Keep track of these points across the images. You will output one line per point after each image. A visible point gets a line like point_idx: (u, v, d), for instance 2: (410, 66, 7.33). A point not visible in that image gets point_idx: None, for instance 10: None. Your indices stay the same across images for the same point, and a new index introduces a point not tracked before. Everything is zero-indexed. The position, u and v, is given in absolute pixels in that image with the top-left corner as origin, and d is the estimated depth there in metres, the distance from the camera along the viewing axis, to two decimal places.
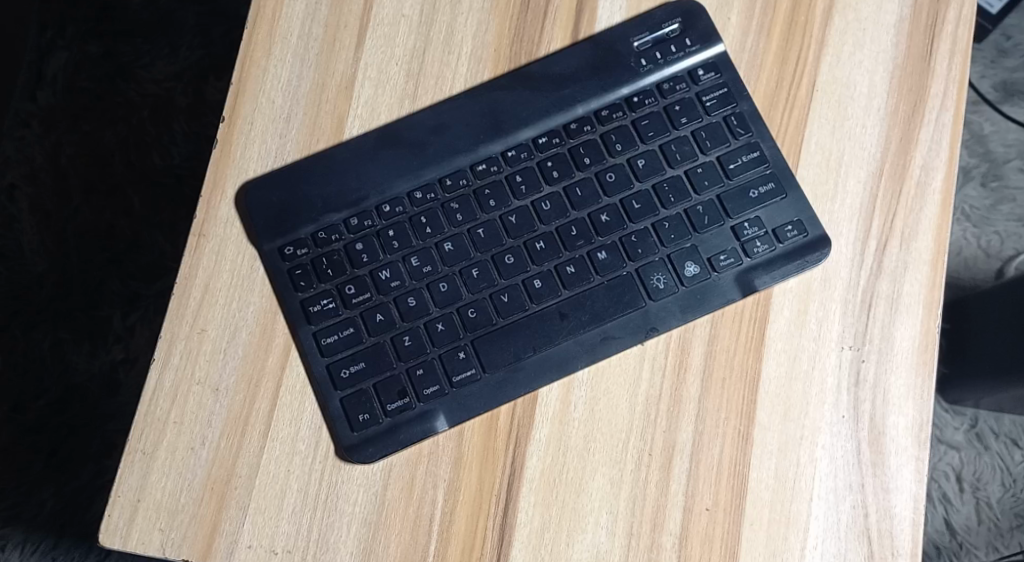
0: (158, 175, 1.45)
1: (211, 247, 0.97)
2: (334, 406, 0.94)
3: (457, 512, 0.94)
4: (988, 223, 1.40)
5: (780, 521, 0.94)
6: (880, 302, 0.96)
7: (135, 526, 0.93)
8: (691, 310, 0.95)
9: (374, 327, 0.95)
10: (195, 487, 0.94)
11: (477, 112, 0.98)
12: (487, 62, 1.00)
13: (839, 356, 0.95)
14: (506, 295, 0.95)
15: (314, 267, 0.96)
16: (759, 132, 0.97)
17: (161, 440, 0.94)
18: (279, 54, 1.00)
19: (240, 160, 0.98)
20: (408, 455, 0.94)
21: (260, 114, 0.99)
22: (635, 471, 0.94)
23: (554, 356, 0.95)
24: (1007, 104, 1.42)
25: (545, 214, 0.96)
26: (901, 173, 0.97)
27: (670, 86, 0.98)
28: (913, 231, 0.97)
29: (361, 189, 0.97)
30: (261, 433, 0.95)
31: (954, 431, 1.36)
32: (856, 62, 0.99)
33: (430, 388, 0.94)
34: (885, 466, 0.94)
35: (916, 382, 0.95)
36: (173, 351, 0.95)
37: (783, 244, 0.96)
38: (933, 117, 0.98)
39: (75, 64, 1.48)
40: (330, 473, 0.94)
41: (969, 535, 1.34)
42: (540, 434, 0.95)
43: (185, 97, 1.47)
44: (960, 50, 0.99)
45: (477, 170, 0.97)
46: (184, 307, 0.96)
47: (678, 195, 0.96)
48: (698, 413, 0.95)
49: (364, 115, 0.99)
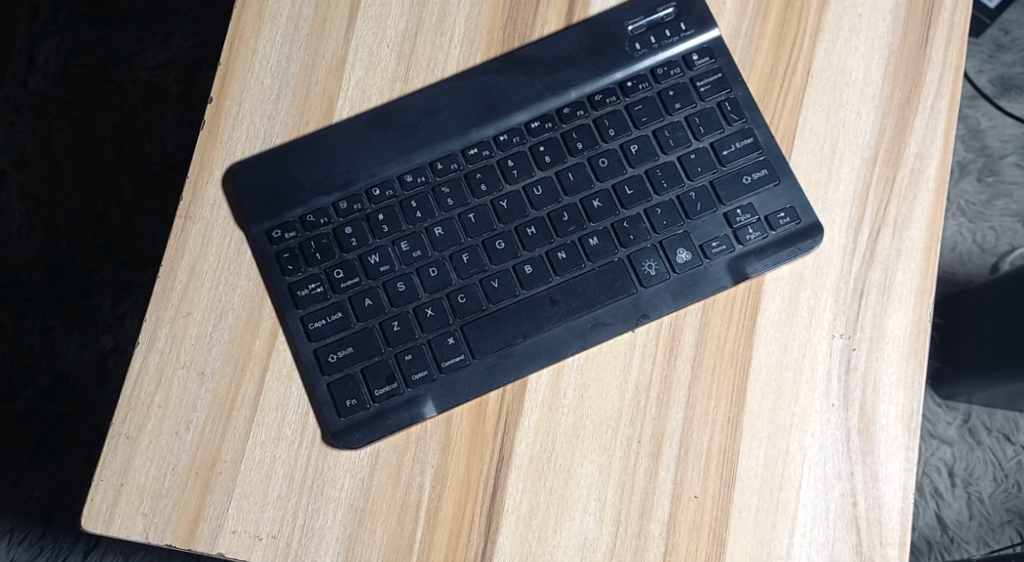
0: (149, 162, 1.45)
1: (198, 229, 0.97)
2: (321, 390, 0.94)
3: (445, 498, 0.94)
4: (983, 218, 1.39)
5: (767, 510, 0.93)
6: (872, 290, 0.95)
7: (119, 510, 0.93)
8: (683, 296, 0.94)
9: (363, 312, 0.94)
10: (179, 472, 0.94)
11: (469, 96, 0.98)
12: (479, 45, 0.99)
13: (829, 344, 0.94)
14: (496, 280, 0.95)
15: (303, 251, 0.95)
16: (754, 118, 0.96)
17: (145, 424, 0.94)
18: (268, 35, 1.00)
19: (227, 142, 0.98)
20: (395, 441, 0.94)
21: (249, 96, 0.99)
22: (623, 458, 0.94)
23: (544, 342, 0.94)
24: (1004, 99, 1.41)
25: (537, 199, 0.96)
26: (895, 160, 0.96)
27: (664, 71, 0.97)
28: (907, 219, 0.96)
29: (352, 172, 0.97)
30: (247, 417, 0.94)
31: (947, 425, 1.35)
32: (852, 48, 0.98)
33: (418, 374, 0.94)
34: (874, 455, 0.93)
35: (907, 371, 0.94)
36: (158, 335, 0.95)
37: (776, 230, 0.95)
38: (929, 104, 0.97)
39: (66, 50, 1.48)
40: (317, 458, 0.94)
41: (961, 530, 1.33)
42: (529, 421, 0.94)
43: (178, 85, 1.47)
44: (956, 37, 0.98)
45: (468, 154, 0.97)
46: (169, 290, 0.96)
47: (670, 181, 0.95)
48: (687, 401, 0.94)
49: (354, 98, 0.99)
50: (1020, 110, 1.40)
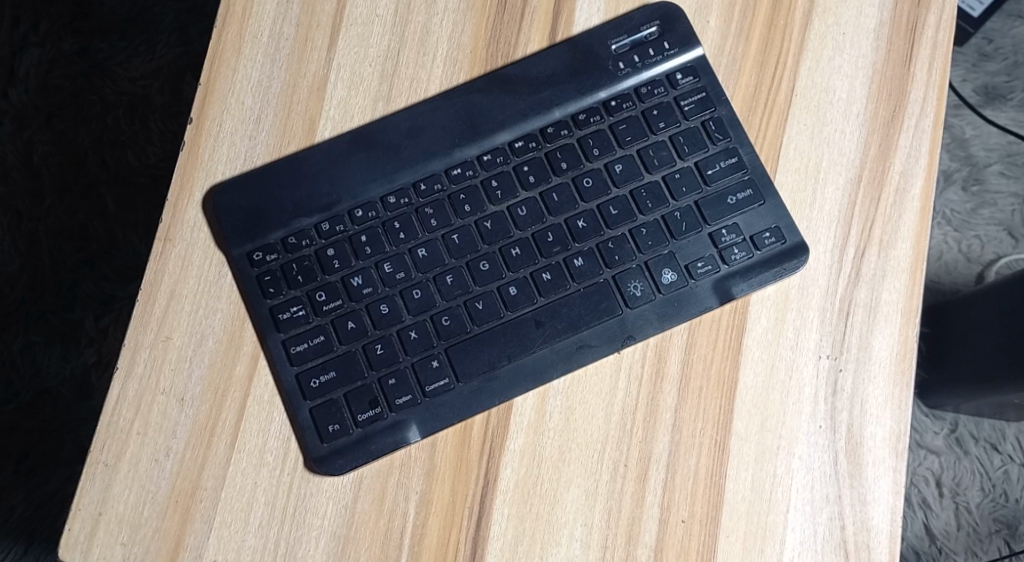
0: (133, 174, 1.44)
1: (177, 252, 0.96)
2: (303, 416, 0.93)
3: (429, 525, 0.93)
4: (969, 227, 1.38)
5: (755, 534, 0.92)
6: (859, 309, 0.94)
7: (97, 540, 0.92)
8: (669, 318, 0.94)
9: (346, 335, 0.93)
10: (159, 500, 0.93)
11: (452, 115, 0.97)
12: (462, 65, 0.99)
13: (816, 365, 0.94)
14: (480, 302, 0.94)
15: (284, 274, 0.94)
16: (738, 137, 0.96)
17: (123, 451, 0.93)
18: (248, 54, 0.99)
19: (207, 163, 0.97)
20: (379, 466, 0.93)
21: (228, 116, 0.98)
22: (611, 482, 0.93)
23: (529, 365, 0.93)
24: (988, 108, 1.40)
25: (521, 219, 0.95)
26: (880, 179, 0.96)
27: (648, 90, 0.96)
28: (892, 239, 0.95)
29: (334, 193, 0.96)
30: (228, 443, 0.93)
31: (935, 436, 1.35)
32: (836, 66, 0.97)
33: (402, 398, 0.93)
34: (862, 478, 0.92)
35: (894, 392, 0.93)
36: (137, 360, 0.94)
37: (761, 251, 0.94)
38: (913, 122, 0.96)
39: (48, 61, 1.46)
40: (299, 485, 0.93)
41: (949, 540, 1.32)
42: (514, 445, 0.93)
43: (161, 96, 1.45)
44: (940, 55, 0.97)
45: (452, 175, 0.96)
46: (148, 314, 0.95)
47: (655, 201, 0.95)
48: (674, 423, 0.93)
49: (336, 118, 0.98)
50: (1004, 119, 1.40)
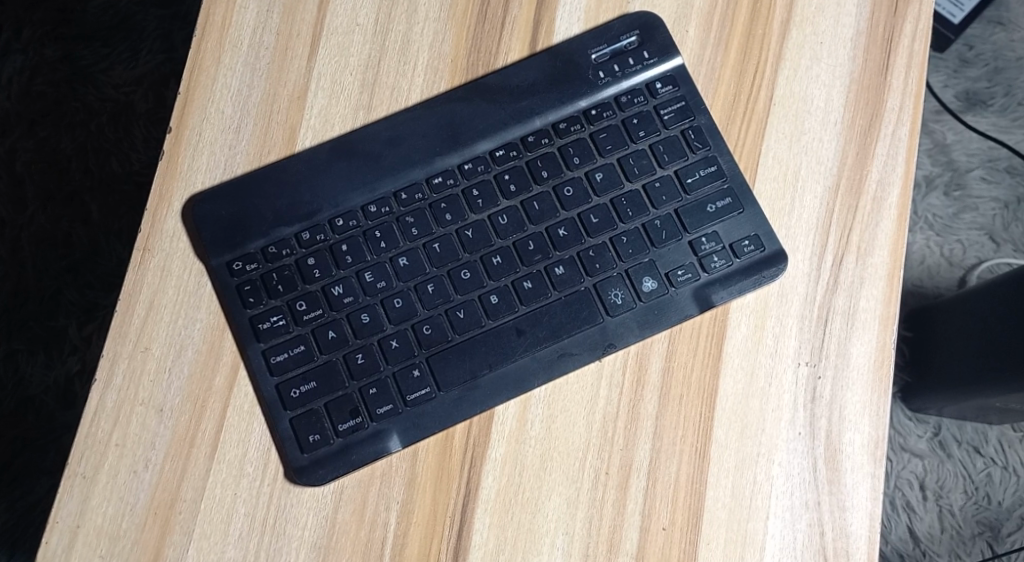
0: (116, 181, 1.44)
1: (156, 262, 0.96)
2: (284, 426, 0.93)
3: (410, 534, 0.93)
4: (951, 231, 1.38)
5: (735, 541, 0.92)
6: (837, 316, 0.95)
7: (75, 552, 0.92)
8: (649, 326, 0.94)
9: (326, 344, 0.93)
10: (138, 512, 0.93)
11: (433, 124, 0.97)
12: (443, 73, 0.99)
13: (795, 372, 0.94)
14: (461, 311, 0.94)
15: (264, 283, 0.94)
16: (718, 146, 0.96)
17: (102, 463, 0.93)
18: (228, 63, 0.99)
19: (187, 172, 0.97)
20: (360, 476, 0.93)
21: (208, 125, 0.98)
22: (592, 490, 0.93)
23: (510, 374, 0.94)
24: (970, 114, 1.41)
25: (502, 228, 0.95)
26: (858, 188, 0.96)
27: (628, 99, 0.97)
28: (869, 246, 0.95)
29: (314, 203, 0.96)
30: (207, 453, 0.93)
31: (918, 439, 1.35)
32: (814, 75, 0.98)
33: (383, 407, 0.93)
34: (841, 484, 0.93)
35: (872, 399, 0.94)
36: (116, 371, 0.94)
37: (740, 258, 0.95)
38: (890, 131, 0.97)
39: (31, 68, 1.47)
40: (279, 496, 0.93)
41: (932, 543, 1.33)
42: (495, 454, 0.93)
43: (145, 103, 1.45)
44: (916, 64, 0.98)
45: (433, 184, 0.96)
46: (126, 325, 0.95)
47: (636, 209, 0.95)
48: (655, 431, 0.94)
49: (317, 127, 0.98)
50: (985, 124, 1.40)
